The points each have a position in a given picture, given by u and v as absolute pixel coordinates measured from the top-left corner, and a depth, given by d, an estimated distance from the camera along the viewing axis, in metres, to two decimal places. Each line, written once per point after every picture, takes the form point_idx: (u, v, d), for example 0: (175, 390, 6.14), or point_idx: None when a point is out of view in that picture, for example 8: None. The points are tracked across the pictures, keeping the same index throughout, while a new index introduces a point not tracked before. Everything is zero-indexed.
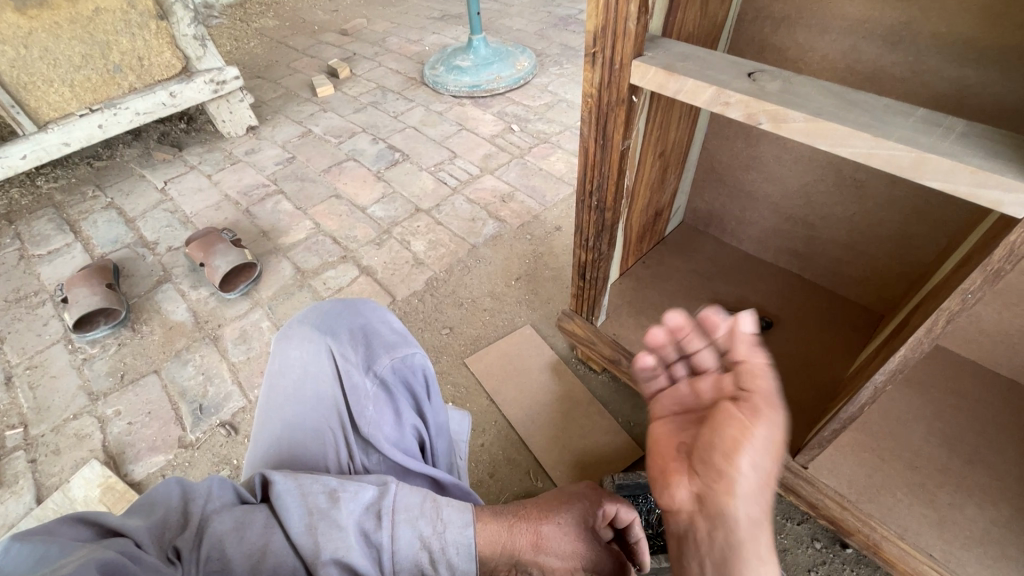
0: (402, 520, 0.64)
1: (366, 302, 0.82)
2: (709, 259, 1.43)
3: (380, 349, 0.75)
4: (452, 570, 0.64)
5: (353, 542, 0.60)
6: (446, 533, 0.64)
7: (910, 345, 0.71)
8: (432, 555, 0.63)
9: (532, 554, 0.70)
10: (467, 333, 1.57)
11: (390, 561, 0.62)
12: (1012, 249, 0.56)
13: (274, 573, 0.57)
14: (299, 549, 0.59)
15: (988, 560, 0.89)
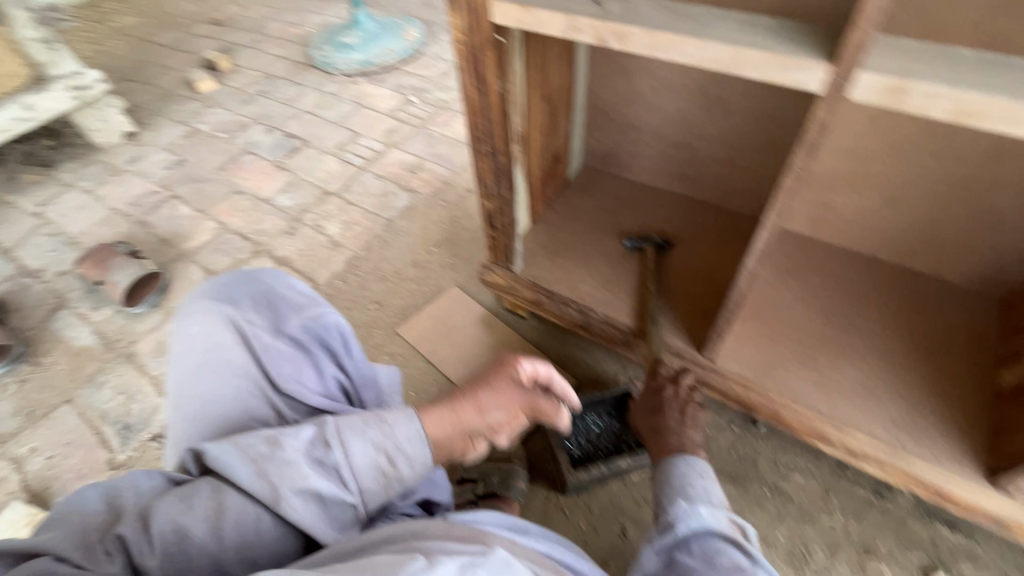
0: (350, 434, 0.67)
1: (267, 273, 0.84)
2: (610, 194, 1.52)
3: (287, 311, 0.78)
4: (411, 461, 0.68)
5: (310, 468, 0.63)
6: (395, 431, 0.69)
7: (765, 225, 0.81)
8: (389, 454, 0.68)
9: (478, 418, 0.75)
10: (395, 304, 1.58)
11: (352, 473, 0.65)
12: (821, 123, 0.66)
13: (237, 526, 0.59)
14: (255, 495, 0.61)
15: (863, 405, 1.05)
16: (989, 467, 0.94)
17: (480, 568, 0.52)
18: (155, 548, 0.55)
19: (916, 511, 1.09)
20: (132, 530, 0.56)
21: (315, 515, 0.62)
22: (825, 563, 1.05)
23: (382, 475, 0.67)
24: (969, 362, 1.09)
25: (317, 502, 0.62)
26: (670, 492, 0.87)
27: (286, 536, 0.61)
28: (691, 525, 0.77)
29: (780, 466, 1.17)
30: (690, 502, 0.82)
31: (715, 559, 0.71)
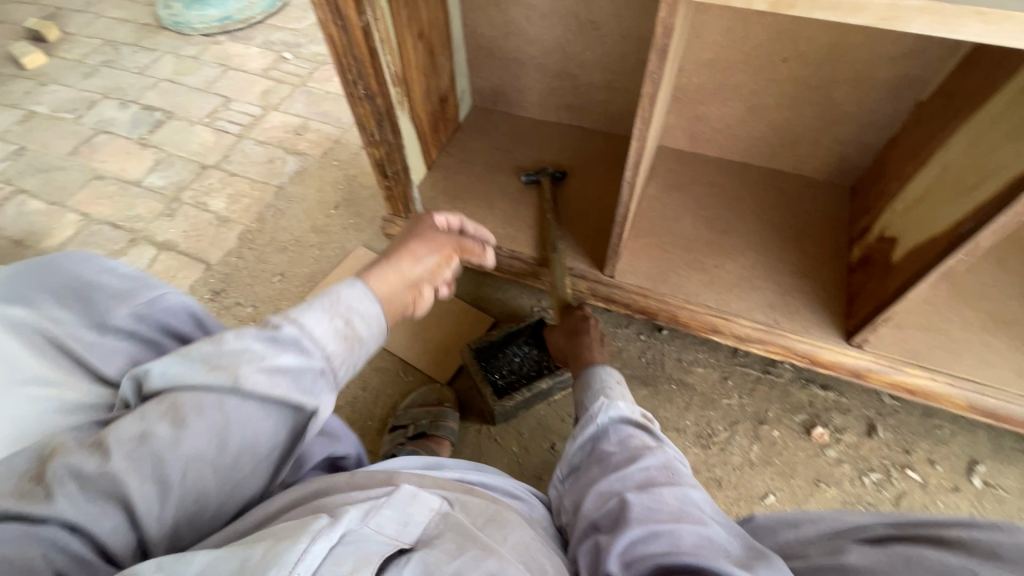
0: (304, 311, 0.63)
1: (66, 256, 0.68)
2: (504, 133, 1.52)
3: (110, 300, 0.65)
4: (368, 318, 0.67)
5: (269, 354, 0.57)
6: (344, 298, 0.66)
7: (636, 136, 0.85)
8: (344, 318, 0.65)
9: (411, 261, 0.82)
10: (300, 273, 1.52)
11: (319, 341, 0.61)
12: (667, 26, 0.69)
13: (200, 416, 0.53)
14: (212, 386, 0.54)
15: (745, 294, 1.16)
16: (846, 329, 1.09)
17: (383, 508, 0.54)
18: (115, 484, 0.49)
19: (796, 379, 1.25)
20: (73, 476, 0.48)
21: (292, 397, 0.58)
22: (727, 437, 1.19)
23: (348, 339, 0.64)
24: (827, 244, 1.24)
25: (287, 383, 0.58)
26: (590, 394, 0.89)
27: (270, 426, 0.58)
28: (610, 416, 0.80)
29: (684, 363, 1.29)
30: (609, 397, 0.84)
31: (628, 443, 0.74)
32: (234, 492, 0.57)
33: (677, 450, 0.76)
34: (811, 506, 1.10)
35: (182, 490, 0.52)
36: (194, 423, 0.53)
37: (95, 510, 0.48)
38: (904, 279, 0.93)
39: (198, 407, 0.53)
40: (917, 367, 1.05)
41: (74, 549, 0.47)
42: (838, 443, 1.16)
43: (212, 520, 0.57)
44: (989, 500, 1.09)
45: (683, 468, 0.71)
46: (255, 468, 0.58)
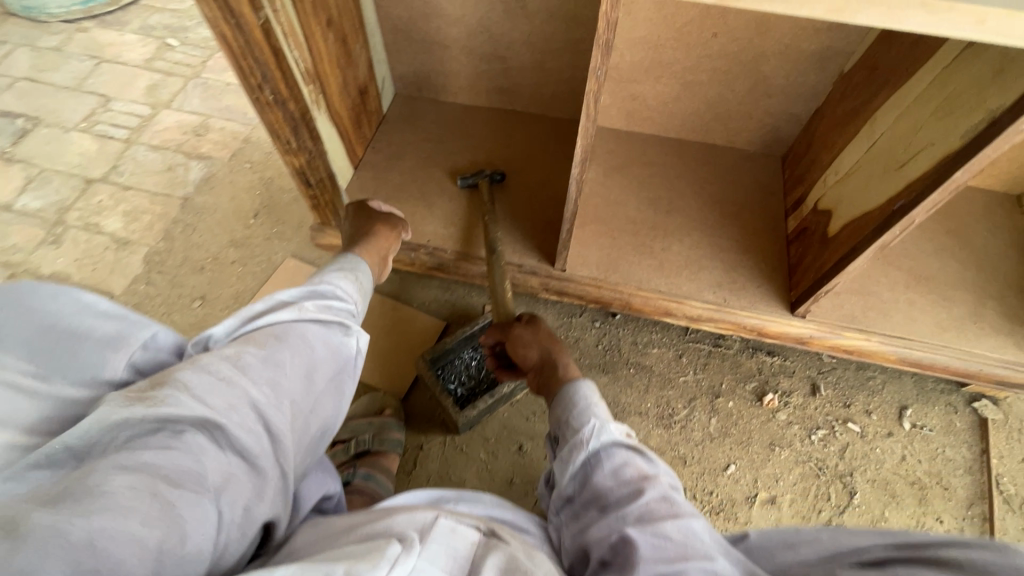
0: (324, 280, 0.89)
1: (34, 289, 0.61)
2: (434, 122, 1.43)
3: (102, 347, 0.60)
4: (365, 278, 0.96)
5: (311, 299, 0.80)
6: (352, 267, 0.95)
7: (581, 133, 0.81)
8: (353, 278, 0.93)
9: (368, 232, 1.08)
10: (224, 294, 1.37)
11: (343, 293, 0.88)
12: (610, 20, 0.64)
13: (286, 335, 0.72)
14: (285, 319, 0.75)
15: (694, 275, 1.18)
16: (790, 300, 1.13)
17: (427, 549, 0.53)
18: (234, 386, 0.61)
19: (744, 349, 1.30)
20: (199, 384, 0.58)
21: (337, 326, 0.80)
22: (687, 415, 1.22)
23: (358, 295, 0.91)
24: (765, 216, 1.27)
25: (331, 316, 0.80)
26: (576, 412, 0.87)
27: (329, 350, 0.76)
28: (602, 442, 0.79)
29: (639, 345, 1.30)
30: (600, 420, 0.82)
31: (624, 475, 0.75)
32: (315, 410, 0.71)
33: (667, 469, 0.78)
34: (768, 469, 1.15)
35: (285, 393, 0.66)
36: (277, 343, 0.70)
37: (225, 405, 0.59)
38: (843, 253, 0.96)
39: (279, 333, 0.72)
40: (855, 331, 1.11)
41: (213, 440, 0.56)
42: (787, 406, 1.23)
43: (304, 435, 0.68)
44: (918, 440, 1.19)
45: (676, 491, 0.74)
46: (325, 388, 0.74)
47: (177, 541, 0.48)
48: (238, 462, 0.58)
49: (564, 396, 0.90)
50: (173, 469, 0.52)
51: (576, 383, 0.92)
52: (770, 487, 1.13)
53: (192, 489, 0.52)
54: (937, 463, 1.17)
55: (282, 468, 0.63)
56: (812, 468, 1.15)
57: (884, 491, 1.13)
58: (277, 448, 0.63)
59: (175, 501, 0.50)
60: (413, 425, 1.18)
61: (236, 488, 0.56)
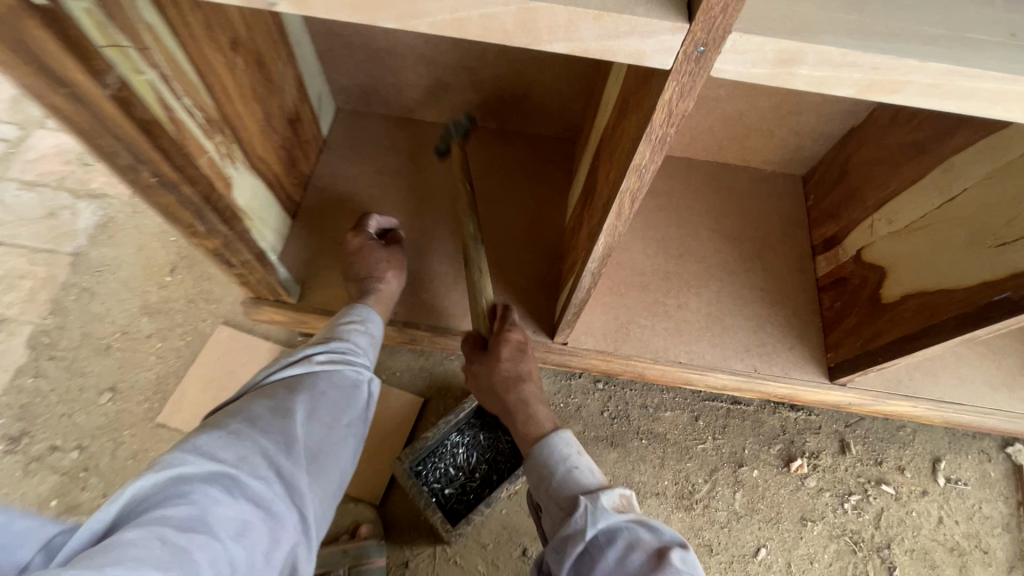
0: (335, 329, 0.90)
1: None
2: (388, 147, 1.15)
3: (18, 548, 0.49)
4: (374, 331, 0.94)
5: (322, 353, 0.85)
6: (362, 317, 0.93)
7: (605, 232, 0.59)
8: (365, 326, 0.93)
9: (379, 278, 0.97)
10: (140, 380, 1.10)
11: (356, 344, 0.90)
12: (670, 112, 0.41)
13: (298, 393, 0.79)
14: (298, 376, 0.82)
15: (717, 338, 1.00)
16: (826, 364, 0.98)
17: None
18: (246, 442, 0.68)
19: (767, 405, 1.14)
20: (217, 444, 0.66)
21: (345, 375, 0.84)
22: (709, 491, 1.07)
23: (370, 344, 0.92)
24: (790, 255, 1.09)
25: (341, 368, 0.85)
26: (562, 487, 0.79)
27: (337, 404, 0.81)
28: (600, 527, 0.71)
29: (650, 409, 1.13)
30: (591, 497, 0.74)
31: (631, 562, 0.66)
32: (325, 462, 0.76)
33: (673, 534, 0.71)
34: (802, 550, 1.03)
35: (293, 444, 0.73)
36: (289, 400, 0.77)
37: (240, 460, 0.66)
38: (906, 331, 0.80)
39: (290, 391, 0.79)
40: (900, 398, 0.96)
41: (229, 489, 0.63)
42: (816, 470, 1.09)
43: (315, 487, 0.74)
44: (953, 498, 1.09)
45: (688, 564, 0.66)
46: (336, 440, 0.79)
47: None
48: (251, 511, 0.63)
49: (546, 464, 0.82)
50: (193, 517, 0.58)
51: (556, 446, 0.83)
52: (804, 571, 1.02)
53: (207, 534, 0.57)
54: (974, 522, 1.07)
55: (292, 514, 0.69)
56: (848, 543, 1.04)
57: (923, 562, 1.03)
58: (287, 493, 0.69)
59: (191, 546, 0.55)
60: (394, 538, 0.99)
61: (250, 535, 0.62)
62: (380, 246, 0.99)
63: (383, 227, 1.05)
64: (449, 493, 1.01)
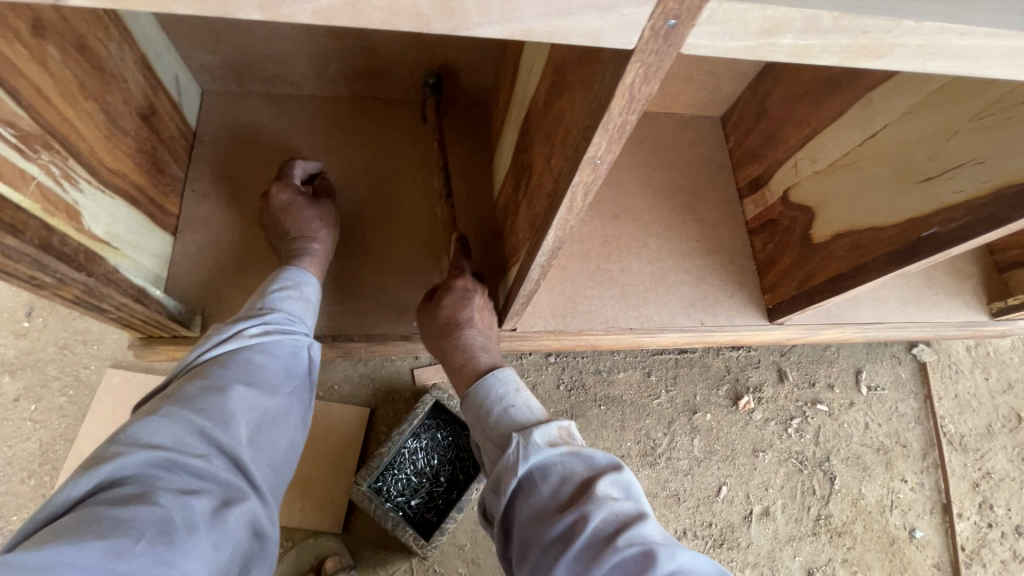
0: (265, 293, 0.78)
1: None
2: (275, 133, 0.98)
3: None
4: (305, 296, 0.81)
5: (252, 320, 0.74)
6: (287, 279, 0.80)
7: (556, 226, 0.52)
8: (296, 290, 0.79)
9: (311, 235, 0.86)
10: (18, 453, 0.92)
11: (290, 310, 0.77)
12: (633, 96, 0.34)
13: (234, 363, 0.69)
14: (230, 345, 0.71)
15: (662, 297, 0.98)
16: (765, 306, 1.00)
17: None
18: (178, 416, 0.60)
19: (711, 349, 1.16)
20: (148, 422, 0.59)
21: (285, 338, 0.74)
22: (669, 444, 1.10)
23: (307, 309, 0.80)
24: (722, 199, 1.07)
25: (278, 332, 0.74)
26: (496, 426, 0.72)
27: (281, 366, 0.72)
28: (531, 463, 0.65)
29: (604, 374, 1.13)
30: (524, 431, 0.68)
31: (563, 496, 0.62)
32: (278, 429, 0.69)
33: (608, 457, 0.67)
34: (757, 480, 1.11)
35: (235, 413, 0.64)
36: (224, 369, 0.67)
37: (177, 434, 0.59)
38: (839, 271, 0.82)
39: (225, 360, 0.69)
40: (832, 326, 1.02)
41: (168, 465, 0.57)
42: (761, 403, 1.15)
43: (269, 453, 0.67)
44: (875, 403, 1.19)
45: (616, 487, 0.63)
46: (287, 405, 0.71)
47: (142, 558, 0.49)
48: (199, 483, 0.57)
49: (481, 403, 0.75)
50: (129, 498, 0.53)
51: (492, 384, 0.76)
52: (761, 498, 1.10)
53: (149, 508, 0.52)
54: (894, 421, 1.19)
55: (251, 479, 0.63)
56: (795, 464, 1.12)
57: (857, 467, 1.14)
58: (237, 462, 0.62)
59: (131, 527, 0.50)
60: (367, 561, 0.94)
61: (202, 504, 0.56)
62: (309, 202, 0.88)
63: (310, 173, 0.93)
64: (416, 504, 0.96)
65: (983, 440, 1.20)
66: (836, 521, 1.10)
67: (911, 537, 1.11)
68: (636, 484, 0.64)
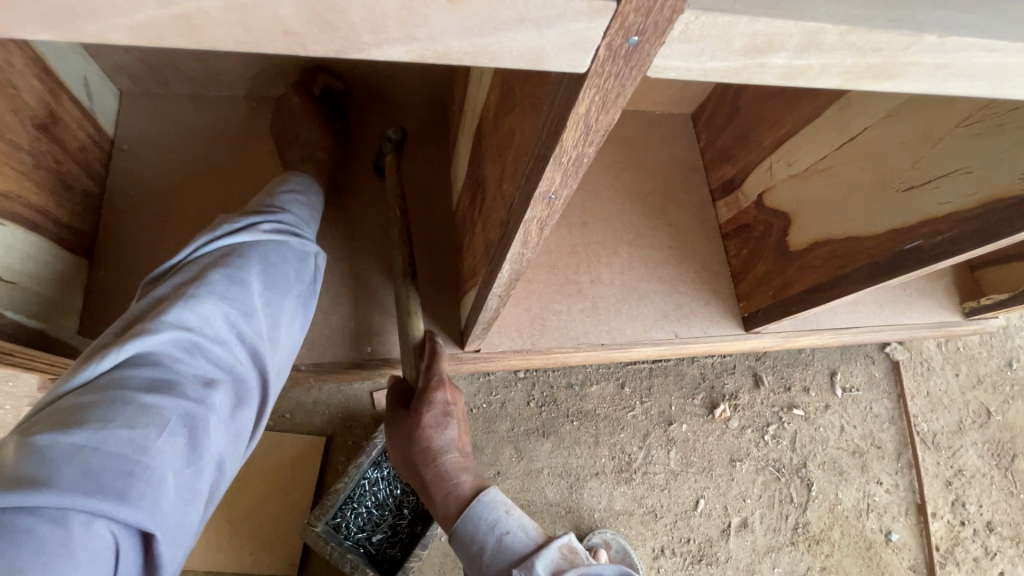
0: (274, 190, 0.72)
1: None
2: (206, 138, 0.88)
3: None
4: (311, 205, 0.75)
5: (266, 216, 0.68)
6: (295, 190, 0.74)
7: (509, 260, 0.45)
8: (303, 199, 0.74)
9: (312, 143, 0.84)
10: None
11: (302, 215, 0.72)
12: (590, 127, 0.27)
13: (250, 254, 0.63)
14: (244, 235, 0.64)
15: (635, 308, 0.93)
16: (740, 315, 0.96)
17: None
18: (201, 302, 0.57)
19: (685, 356, 1.12)
20: (169, 303, 0.56)
21: (297, 241, 0.69)
22: (645, 458, 1.06)
23: (315, 216, 0.75)
24: (694, 201, 1.01)
25: (292, 233, 0.69)
26: (492, 560, 0.67)
27: (296, 269, 0.68)
28: None
29: (576, 387, 1.07)
30: (526, 569, 0.63)
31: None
32: (291, 329, 0.67)
33: (612, 568, 0.64)
34: (734, 490, 1.08)
35: (252, 309, 0.61)
36: (242, 259, 0.63)
37: (197, 322, 0.56)
38: (816, 282, 0.78)
39: (240, 249, 0.64)
40: (808, 333, 0.98)
41: (190, 351, 0.55)
42: (738, 411, 1.12)
43: (284, 348, 0.66)
44: (850, 405, 1.17)
45: None
46: (302, 304, 0.68)
47: (167, 450, 0.49)
48: (217, 373, 0.56)
49: (470, 535, 0.69)
50: (152, 385, 0.51)
51: (479, 511, 0.69)
52: (739, 510, 1.07)
53: (174, 398, 0.52)
54: (868, 422, 1.17)
55: (262, 376, 0.62)
56: (772, 472, 1.10)
57: (834, 472, 1.12)
58: (250, 359, 0.61)
59: (159, 416, 0.50)
60: None
61: (218, 399, 0.56)
62: (310, 118, 0.85)
63: (333, 89, 0.89)
64: (378, 539, 0.90)
65: (955, 437, 1.20)
66: (814, 528, 1.08)
67: (887, 540, 1.11)
68: None
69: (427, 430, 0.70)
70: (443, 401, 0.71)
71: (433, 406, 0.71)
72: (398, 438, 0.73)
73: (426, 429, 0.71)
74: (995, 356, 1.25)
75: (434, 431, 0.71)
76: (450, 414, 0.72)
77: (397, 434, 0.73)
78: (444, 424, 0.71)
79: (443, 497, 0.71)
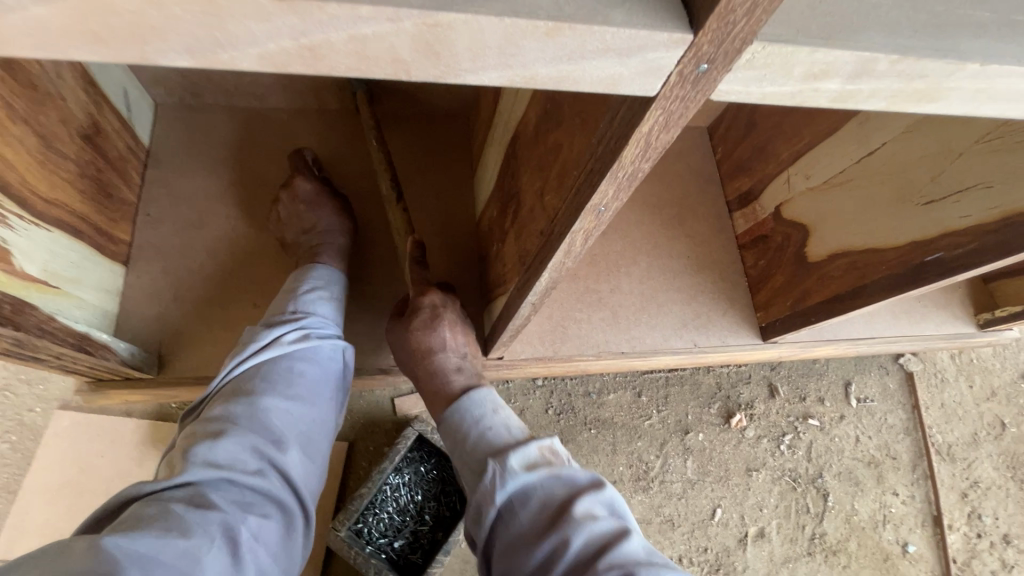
0: (295, 295, 0.74)
1: None
2: (237, 149, 0.91)
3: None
4: (335, 300, 0.78)
5: (290, 326, 0.70)
6: (316, 286, 0.76)
7: (552, 268, 0.47)
8: (325, 297, 0.76)
9: None
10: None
11: (325, 314, 0.74)
12: (649, 143, 0.29)
13: (276, 375, 0.66)
14: (269, 356, 0.67)
15: (655, 317, 0.94)
16: (757, 324, 0.97)
17: None
18: (231, 434, 0.59)
19: (702, 366, 1.13)
20: (199, 441, 0.58)
21: (321, 348, 0.71)
22: (663, 466, 1.07)
23: (336, 313, 0.77)
24: (711, 213, 1.03)
25: (317, 338, 0.71)
26: (470, 450, 0.66)
27: (322, 379, 0.70)
28: (509, 491, 0.60)
29: (593, 396, 1.08)
30: (498, 456, 0.62)
31: (543, 523, 0.58)
32: (321, 441, 0.68)
33: (590, 474, 0.62)
34: (751, 500, 1.08)
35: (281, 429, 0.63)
36: (268, 385, 0.65)
37: (231, 451, 0.58)
38: (837, 292, 0.79)
39: (266, 372, 0.66)
40: (826, 343, 1.00)
41: (231, 473, 0.57)
42: (753, 421, 1.13)
43: (316, 464, 0.67)
44: (865, 415, 1.18)
45: (600, 508, 0.58)
46: (329, 416, 0.70)
47: (217, 563, 0.49)
48: (259, 492, 0.58)
49: (455, 425, 0.69)
50: (199, 503, 0.53)
51: (467, 405, 0.69)
52: (756, 519, 1.07)
53: (219, 515, 0.52)
54: (883, 434, 1.18)
55: (299, 493, 0.63)
56: (789, 482, 1.10)
57: (850, 482, 1.13)
58: (288, 475, 0.62)
59: (209, 532, 0.51)
60: None
61: (264, 517, 0.57)
62: None
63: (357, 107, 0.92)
64: (401, 545, 0.91)
65: (970, 448, 1.20)
66: (831, 539, 1.09)
67: (904, 552, 1.11)
68: (622, 502, 0.60)
69: (416, 327, 0.73)
70: (433, 299, 0.73)
71: (421, 304, 0.73)
72: (394, 339, 0.77)
73: (416, 326, 0.73)
74: (1009, 368, 1.25)
75: (424, 329, 0.74)
76: (441, 312, 0.74)
77: (393, 335, 0.77)
78: (433, 322, 0.73)
79: (436, 395, 0.73)
